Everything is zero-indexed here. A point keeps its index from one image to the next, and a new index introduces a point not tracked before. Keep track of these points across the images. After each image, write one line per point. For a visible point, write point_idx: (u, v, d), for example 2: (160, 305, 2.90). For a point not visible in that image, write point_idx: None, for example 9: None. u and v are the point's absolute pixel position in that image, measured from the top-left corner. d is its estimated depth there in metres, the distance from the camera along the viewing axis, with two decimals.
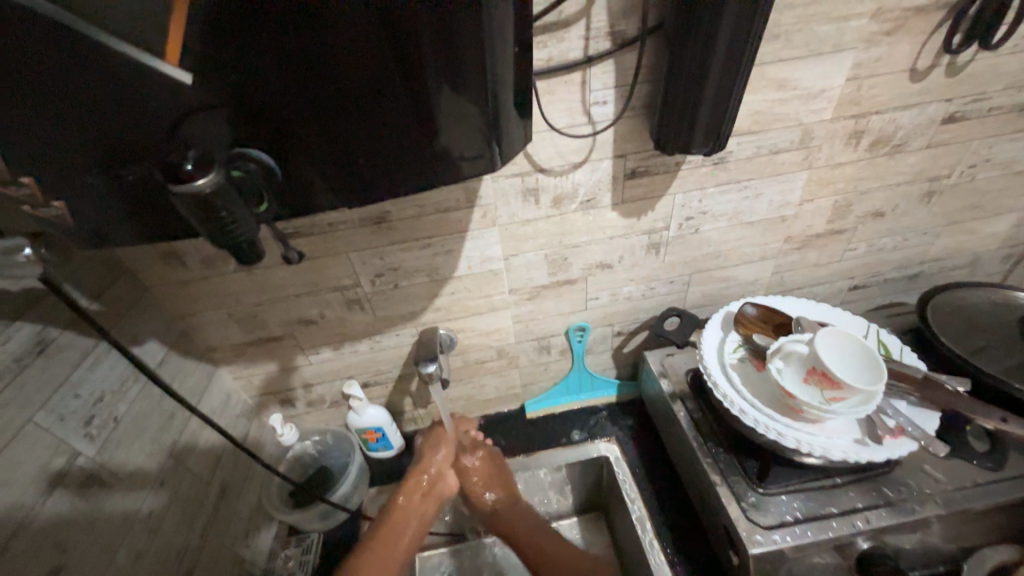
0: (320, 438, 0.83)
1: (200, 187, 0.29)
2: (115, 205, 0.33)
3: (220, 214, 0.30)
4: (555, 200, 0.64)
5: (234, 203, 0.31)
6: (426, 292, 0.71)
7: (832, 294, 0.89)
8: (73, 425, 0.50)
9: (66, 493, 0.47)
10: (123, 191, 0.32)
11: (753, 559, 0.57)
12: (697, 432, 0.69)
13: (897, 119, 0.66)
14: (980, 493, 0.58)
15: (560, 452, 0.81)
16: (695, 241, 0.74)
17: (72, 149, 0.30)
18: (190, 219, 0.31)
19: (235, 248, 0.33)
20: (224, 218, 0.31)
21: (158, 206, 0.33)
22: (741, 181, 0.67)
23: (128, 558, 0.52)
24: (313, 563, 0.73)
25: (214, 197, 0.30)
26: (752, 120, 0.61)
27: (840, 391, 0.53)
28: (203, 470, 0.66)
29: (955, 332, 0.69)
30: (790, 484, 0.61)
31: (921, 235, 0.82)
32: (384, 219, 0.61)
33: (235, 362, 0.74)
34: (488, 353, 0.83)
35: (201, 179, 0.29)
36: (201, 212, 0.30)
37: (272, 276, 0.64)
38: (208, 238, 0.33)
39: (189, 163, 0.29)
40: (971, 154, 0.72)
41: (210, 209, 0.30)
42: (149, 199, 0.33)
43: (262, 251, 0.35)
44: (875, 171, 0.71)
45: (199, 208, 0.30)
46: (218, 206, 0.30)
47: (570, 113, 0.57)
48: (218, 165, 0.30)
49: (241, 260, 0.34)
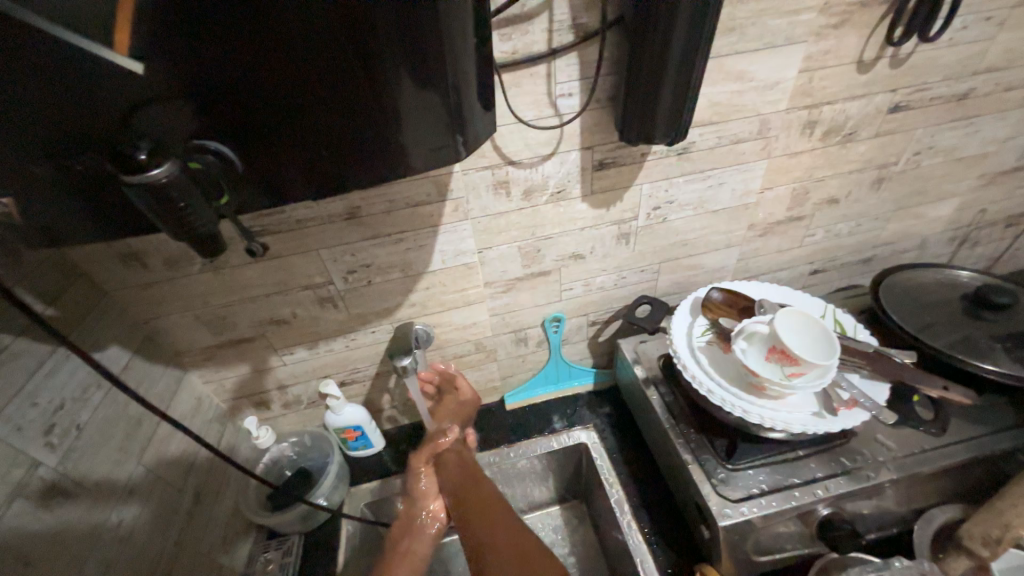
0: (298, 439, 0.83)
1: (155, 178, 0.29)
2: (65, 199, 0.32)
3: (177, 206, 0.30)
4: (526, 192, 0.65)
5: (192, 195, 0.31)
6: (401, 287, 0.71)
7: (794, 278, 0.93)
8: (32, 434, 0.48)
9: (27, 505, 0.46)
10: (74, 185, 0.32)
11: (723, 532, 0.60)
12: (669, 415, 0.72)
13: (847, 109, 0.69)
14: (928, 458, 0.62)
15: (540, 441, 0.83)
16: (664, 230, 0.76)
17: (16, 143, 0.29)
18: (146, 212, 0.31)
19: (196, 240, 0.33)
20: (183, 211, 0.31)
21: (114, 200, 0.33)
22: (705, 171, 0.70)
23: (98, 569, 0.51)
24: (293, 565, 0.73)
25: (170, 187, 0.29)
26: (712, 111, 0.63)
27: (798, 366, 0.56)
28: (174, 476, 0.65)
29: (904, 310, 0.73)
30: (756, 458, 0.64)
31: (874, 220, 0.87)
32: (355, 215, 0.61)
33: (205, 366, 0.72)
34: (465, 347, 0.83)
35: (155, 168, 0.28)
36: (157, 205, 0.30)
37: (241, 275, 0.63)
38: (166, 230, 0.32)
39: (143, 153, 0.29)
40: (915, 142, 0.76)
41: (167, 201, 0.30)
42: (103, 193, 0.32)
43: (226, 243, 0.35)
44: (829, 160, 0.75)
45: (156, 200, 0.29)
46: (177, 198, 0.30)
47: (537, 106, 0.57)
48: (173, 157, 0.30)
49: (203, 253, 0.34)
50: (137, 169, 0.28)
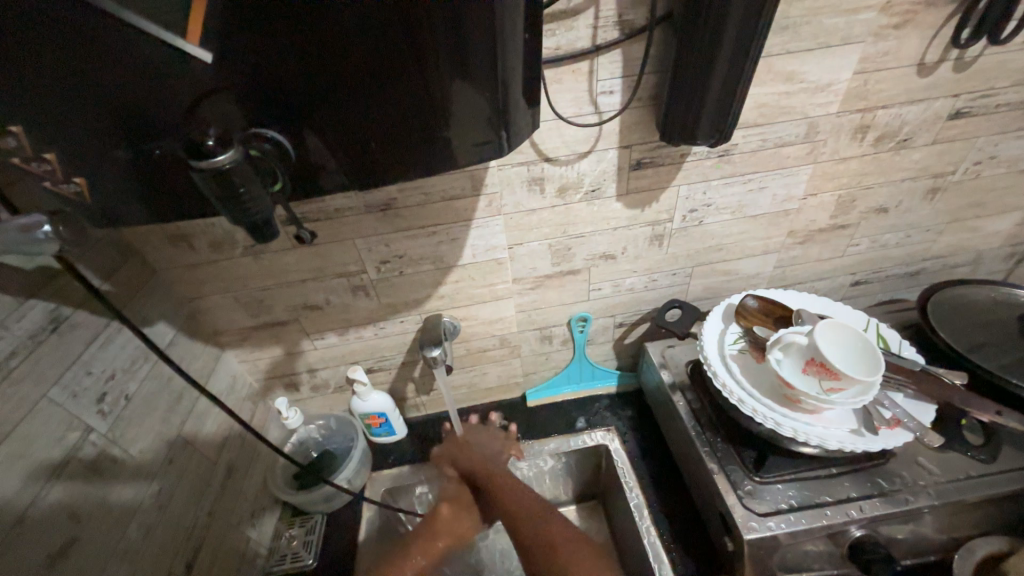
0: (324, 422, 0.85)
1: (220, 164, 0.30)
2: (130, 183, 0.34)
3: (238, 192, 0.31)
4: (560, 190, 0.65)
5: (252, 181, 0.32)
6: (431, 279, 0.72)
7: (833, 289, 0.90)
8: (86, 401, 0.51)
9: (80, 467, 0.49)
10: (139, 170, 0.33)
11: (747, 545, 0.58)
12: (695, 422, 0.70)
13: (903, 114, 0.66)
14: (973, 486, 0.59)
15: (560, 440, 0.83)
16: (699, 233, 0.74)
17: (91, 126, 0.31)
18: (209, 196, 0.32)
19: (251, 226, 0.34)
20: (243, 196, 0.32)
21: (175, 186, 0.34)
22: (746, 174, 0.68)
23: (139, 532, 0.54)
24: (316, 544, 0.75)
25: (233, 173, 0.30)
26: (758, 112, 0.61)
27: (837, 381, 0.54)
28: (209, 450, 0.68)
29: (955, 328, 0.69)
30: (786, 473, 0.62)
31: (924, 232, 0.82)
32: (390, 206, 0.62)
33: (241, 346, 0.75)
34: (490, 342, 0.84)
35: (221, 156, 0.30)
36: (220, 189, 0.31)
37: (279, 261, 0.65)
38: (224, 215, 0.33)
39: (211, 140, 0.30)
40: (977, 151, 0.72)
41: (229, 187, 0.31)
42: (166, 178, 0.34)
43: (278, 230, 0.36)
44: (880, 167, 0.71)
45: (219, 185, 0.31)
46: (238, 185, 0.31)
47: (577, 103, 0.57)
48: (236, 144, 0.31)
49: (257, 238, 0.35)
50: (204, 155, 0.30)
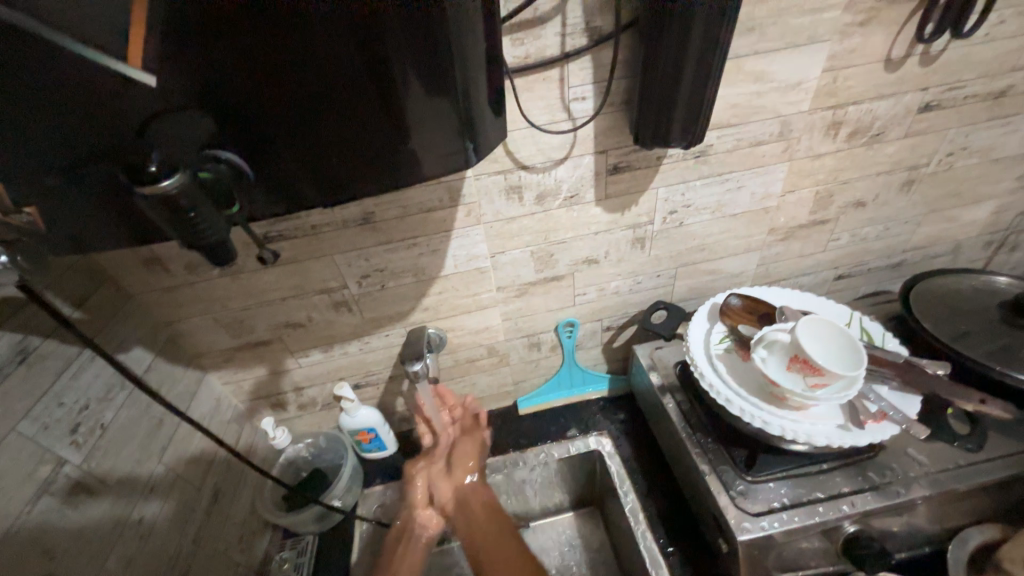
0: (313, 440, 0.84)
1: (166, 188, 0.29)
2: (85, 207, 0.33)
3: (187, 216, 0.30)
4: (539, 196, 0.64)
5: (202, 203, 0.31)
6: (413, 291, 0.71)
7: (817, 284, 0.90)
8: (58, 433, 0.49)
9: (53, 501, 0.47)
10: (94, 195, 0.33)
11: (742, 547, 0.58)
12: (686, 423, 0.70)
13: (873, 109, 0.66)
14: (962, 475, 0.59)
15: (553, 447, 0.82)
16: (680, 234, 0.74)
17: (37, 152, 0.30)
18: (158, 221, 0.31)
19: (207, 250, 0.33)
20: (195, 221, 0.31)
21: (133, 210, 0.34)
22: (723, 174, 0.68)
23: (119, 564, 0.52)
24: (307, 565, 0.73)
25: (180, 197, 0.29)
26: (731, 113, 0.62)
27: (821, 377, 0.53)
28: (193, 475, 0.66)
29: (936, 318, 0.70)
30: (777, 471, 0.62)
31: (903, 223, 0.83)
32: (368, 220, 0.61)
33: (224, 367, 0.74)
34: (478, 351, 0.83)
35: (168, 180, 0.29)
36: (168, 214, 0.30)
37: (258, 280, 0.64)
38: (177, 239, 0.32)
39: (154, 163, 0.29)
40: (948, 143, 0.73)
41: (179, 211, 0.30)
42: (123, 201, 0.33)
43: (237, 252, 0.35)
44: (855, 161, 0.72)
45: (166, 210, 0.29)
46: (188, 208, 0.30)
47: (550, 110, 0.57)
48: (184, 167, 0.30)
49: (216, 262, 0.35)
50: (147, 181, 0.28)
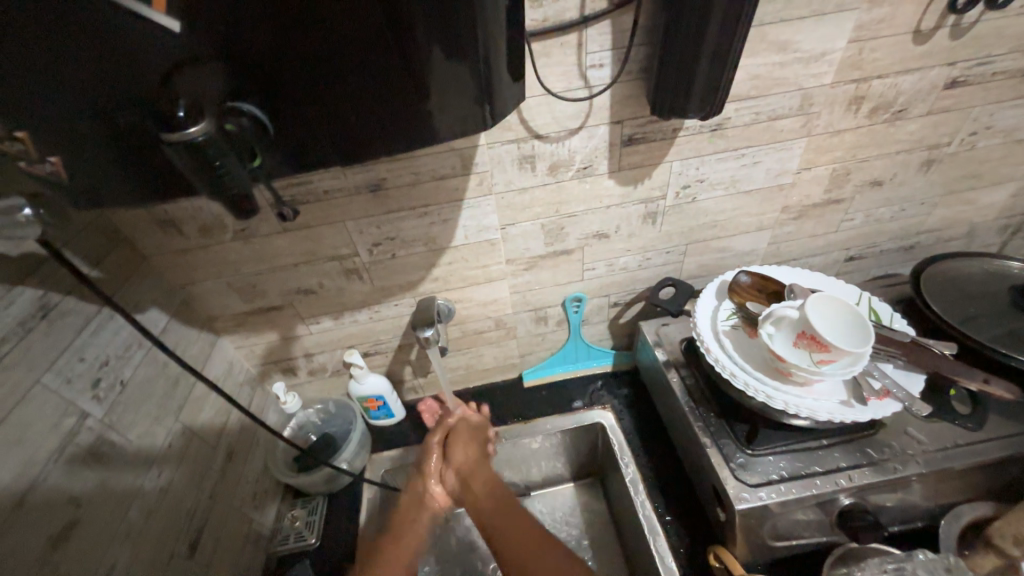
0: (323, 406, 0.86)
1: (192, 136, 0.29)
2: (104, 156, 0.33)
3: (213, 166, 0.31)
4: (552, 167, 0.64)
5: (227, 155, 0.31)
6: (423, 261, 0.71)
7: (827, 265, 0.90)
8: (80, 387, 0.51)
9: (78, 451, 0.49)
10: (113, 142, 0.32)
11: (739, 515, 0.59)
12: (689, 398, 0.71)
13: (898, 84, 0.65)
14: (960, 454, 0.60)
15: (557, 418, 0.83)
16: (692, 210, 0.74)
17: (60, 95, 0.29)
18: (184, 171, 0.31)
19: (228, 200, 0.33)
20: (218, 169, 0.31)
21: (154, 159, 0.33)
22: (739, 149, 0.67)
23: (141, 513, 0.55)
24: (318, 524, 0.77)
25: (205, 145, 0.30)
26: (751, 84, 0.60)
27: (828, 353, 0.54)
28: (209, 434, 0.68)
29: (947, 301, 0.70)
30: (777, 445, 0.63)
31: (919, 205, 0.82)
32: (380, 187, 0.61)
33: (236, 332, 0.76)
34: (486, 324, 0.84)
35: (193, 127, 0.29)
36: (196, 162, 0.30)
37: (270, 246, 0.65)
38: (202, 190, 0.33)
39: (181, 109, 0.29)
40: (971, 121, 0.71)
41: (204, 159, 0.30)
42: (142, 150, 0.33)
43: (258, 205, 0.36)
44: (874, 139, 0.70)
45: (193, 158, 0.30)
46: (211, 155, 0.30)
47: (567, 77, 0.56)
48: (208, 116, 0.30)
49: (237, 214, 0.35)
50: (174, 126, 0.29)
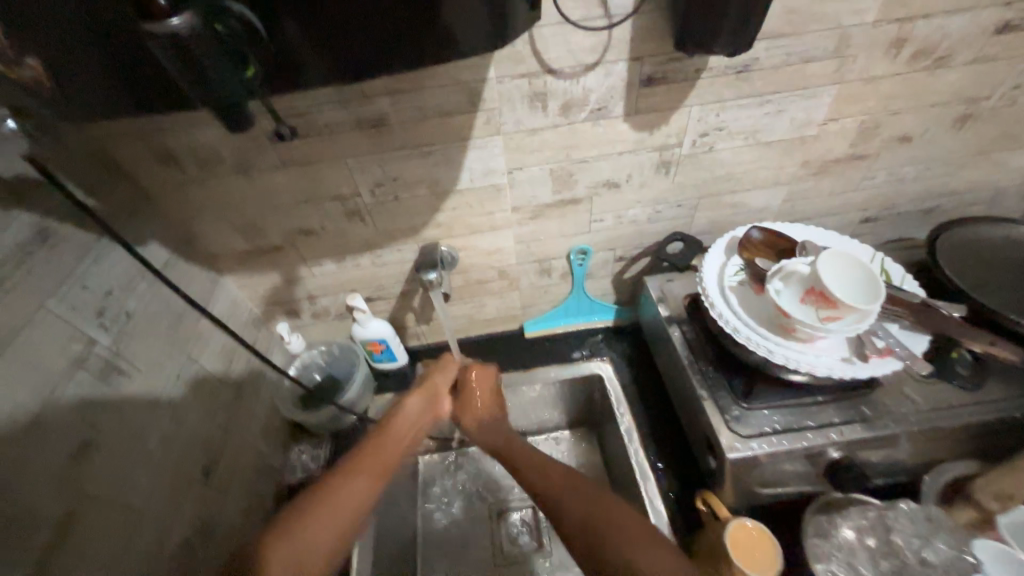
0: (326, 348, 0.87)
1: (173, 28, 0.26)
2: (86, 56, 0.30)
3: (201, 67, 0.28)
4: (564, 107, 0.60)
5: (215, 54, 0.28)
6: (427, 206, 0.70)
7: (841, 225, 0.87)
8: (85, 315, 0.51)
9: (89, 377, 0.50)
10: (94, 41, 0.29)
11: (729, 464, 0.61)
12: (689, 352, 0.72)
13: (945, 26, 0.59)
14: (953, 414, 0.61)
15: (556, 369, 0.85)
16: (708, 160, 0.71)
17: None
18: (171, 71, 0.29)
19: (221, 110, 0.32)
20: (207, 72, 0.29)
21: (141, 62, 0.31)
22: (764, 95, 0.63)
23: (156, 440, 0.56)
24: (325, 457, 0.81)
25: (191, 42, 0.27)
26: (785, 20, 0.56)
27: (835, 310, 0.53)
28: (217, 367, 0.70)
29: (962, 267, 0.68)
30: (773, 400, 0.64)
31: (946, 165, 0.78)
32: (382, 123, 0.58)
33: (239, 271, 0.75)
34: (489, 273, 0.84)
35: (176, 18, 0.26)
36: (180, 60, 0.27)
37: (270, 183, 0.63)
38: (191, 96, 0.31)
39: None
40: (1017, 73, 0.66)
41: (190, 58, 0.27)
42: (127, 51, 0.30)
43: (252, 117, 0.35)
44: (910, 89, 0.66)
45: (178, 56, 0.27)
46: (199, 57, 0.28)
47: (585, 4, 0.51)
48: (193, 6, 0.27)
49: (229, 126, 0.34)
50: (154, 14, 0.26)
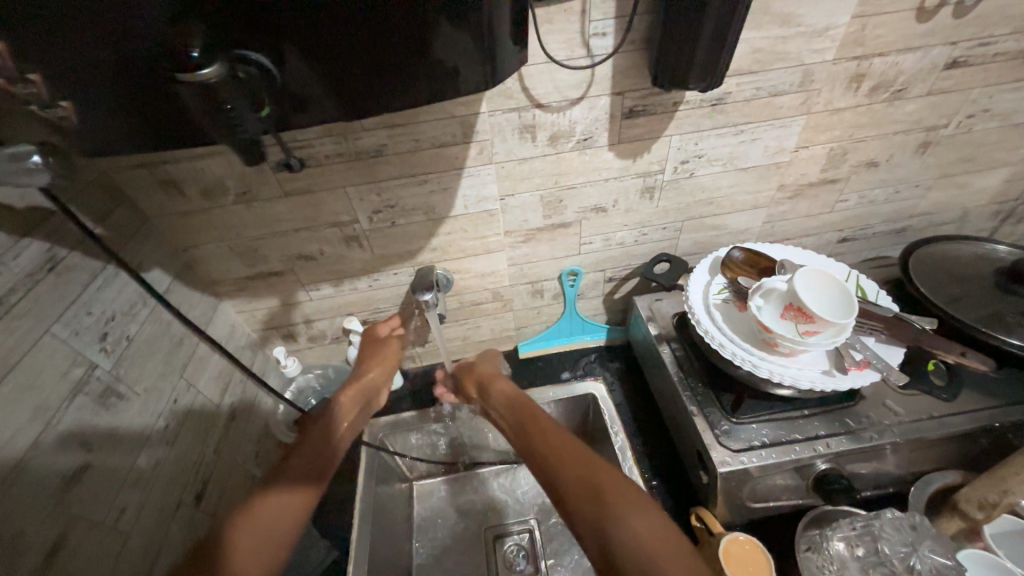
0: (322, 371, 0.90)
1: (204, 77, 0.31)
2: (110, 97, 0.33)
3: (224, 107, 0.33)
4: (552, 137, 0.64)
5: (237, 96, 0.33)
6: (422, 231, 0.72)
7: (820, 245, 0.92)
8: (89, 339, 0.52)
9: (88, 400, 0.50)
10: (118, 81, 0.32)
11: (721, 478, 0.62)
12: (679, 369, 0.74)
13: (899, 63, 0.65)
14: (934, 424, 0.63)
15: (551, 388, 0.86)
16: (690, 185, 0.75)
17: (69, 35, 0.30)
18: (197, 113, 0.33)
19: (241, 144, 0.36)
20: (227, 112, 0.33)
21: (159, 100, 0.33)
22: (738, 125, 0.68)
23: (149, 463, 0.57)
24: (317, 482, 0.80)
25: (217, 87, 0.31)
26: (753, 58, 0.61)
27: (814, 324, 0.56)
28: (214, 391, 0.71)
29: (933, 283, 0.72)
30: (761, 414, 0.66)
31: (913, 187, 0.83)
32: (381, 153, 0.61)
33: (238, 296, 0.77)
34: (483, 295, 0.86)
35: (205, 70, 0.31)
36: (207, 103, 0.32)
37: (271, 210, 0.66)
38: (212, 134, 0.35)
39: (194, 50, 0.31)
40: (970, 104, 0.72)
41: (215, 101, 0.32)
42: (150, 92, 0.32)
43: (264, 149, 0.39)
44: (873, 118, 0.71)
45: (206, 100, 0.32)
46: (224, 100, 0.32)
47: (569, 45, 0.56)
48: (220, 57, 0.32)
49: (248, 157, 0.38)
50: (188, 66, 0.31)
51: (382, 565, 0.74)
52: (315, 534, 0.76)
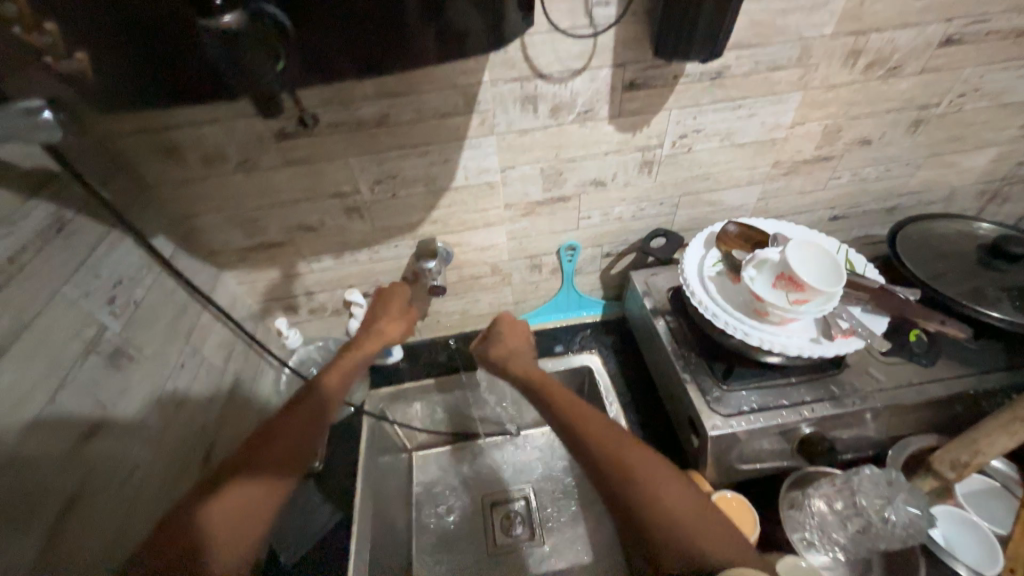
0: (324, 343, 0.92)
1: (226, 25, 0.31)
2: (122, 46, 0.33)
3: (242, 56, 0.33)
4: (553, 109, 0.65)
5: (256, 48, 0.33)
6: (423, 202, 0.73)
7: (812, 223, 0.94)
8: (98, 301, 0.53)
9: (100, 360, 0.52)
10: (132, 28, 0.32)
11: (710, 441, 0.65)
12: (672, 341, 0.76)
13: (895, 39, 0.66)
14: (913, 391, 0.66)
15: (550, 360, 0.88)
16: (687, 160, 0.76)
17: None
18: (217, 62, 0.33)
19: (257, 98, 0.36)
20: (245, 62, 0.33)
21: (174, 51, 0.33)
22: (736, 100, 0.69)
23: (159, 422, 0.58)
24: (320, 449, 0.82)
25: (238, 34, 0.31)
26: (752, 32, 0.61)
27: (803, 293, 0.58)
28: (218, 358, 0.72)
29: (918, 258, 0.75)
30: (750, 381, 0.68)
31: (904, 166, 0.85)
32: (383, 122, 0.62)
33: (239, 267, 0.77)
34: (482, 269, 0.87)
35: (228, 16, 0.31)
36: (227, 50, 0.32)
37: (273, 180, 0.66)
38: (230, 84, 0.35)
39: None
40: (962, 82, 0.73)
41: (235, 50, 0.32)
42: (164, 45, 0.33)
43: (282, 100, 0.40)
44: (867, 95, 0.72)
45: (226, 46, 0.32)
46: (244, 50, 0.32)
47: (572, 15, 0.56)
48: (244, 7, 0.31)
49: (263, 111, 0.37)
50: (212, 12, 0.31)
51: (383, 526, 0.77)
52: (317, 500, 0.77)
